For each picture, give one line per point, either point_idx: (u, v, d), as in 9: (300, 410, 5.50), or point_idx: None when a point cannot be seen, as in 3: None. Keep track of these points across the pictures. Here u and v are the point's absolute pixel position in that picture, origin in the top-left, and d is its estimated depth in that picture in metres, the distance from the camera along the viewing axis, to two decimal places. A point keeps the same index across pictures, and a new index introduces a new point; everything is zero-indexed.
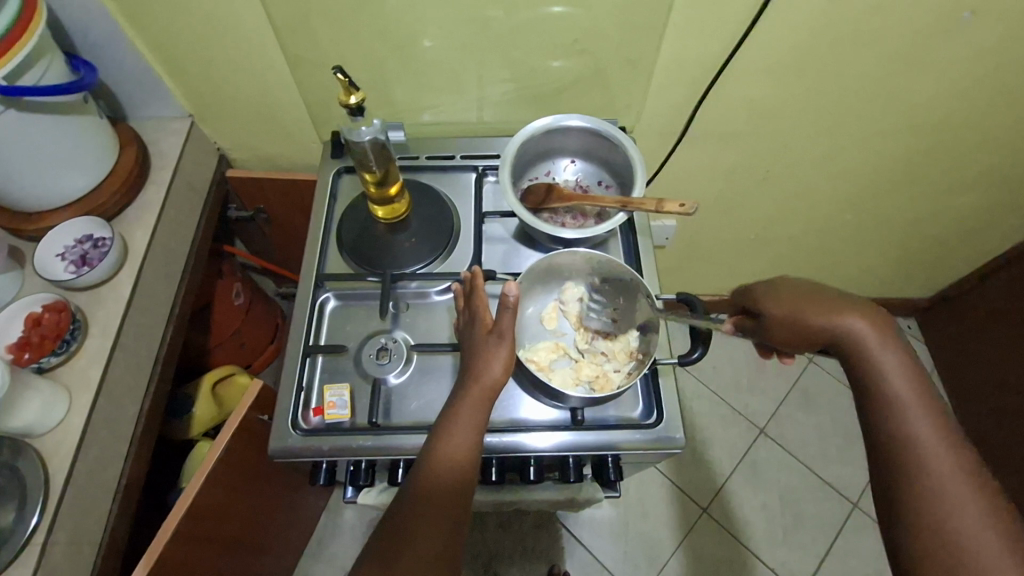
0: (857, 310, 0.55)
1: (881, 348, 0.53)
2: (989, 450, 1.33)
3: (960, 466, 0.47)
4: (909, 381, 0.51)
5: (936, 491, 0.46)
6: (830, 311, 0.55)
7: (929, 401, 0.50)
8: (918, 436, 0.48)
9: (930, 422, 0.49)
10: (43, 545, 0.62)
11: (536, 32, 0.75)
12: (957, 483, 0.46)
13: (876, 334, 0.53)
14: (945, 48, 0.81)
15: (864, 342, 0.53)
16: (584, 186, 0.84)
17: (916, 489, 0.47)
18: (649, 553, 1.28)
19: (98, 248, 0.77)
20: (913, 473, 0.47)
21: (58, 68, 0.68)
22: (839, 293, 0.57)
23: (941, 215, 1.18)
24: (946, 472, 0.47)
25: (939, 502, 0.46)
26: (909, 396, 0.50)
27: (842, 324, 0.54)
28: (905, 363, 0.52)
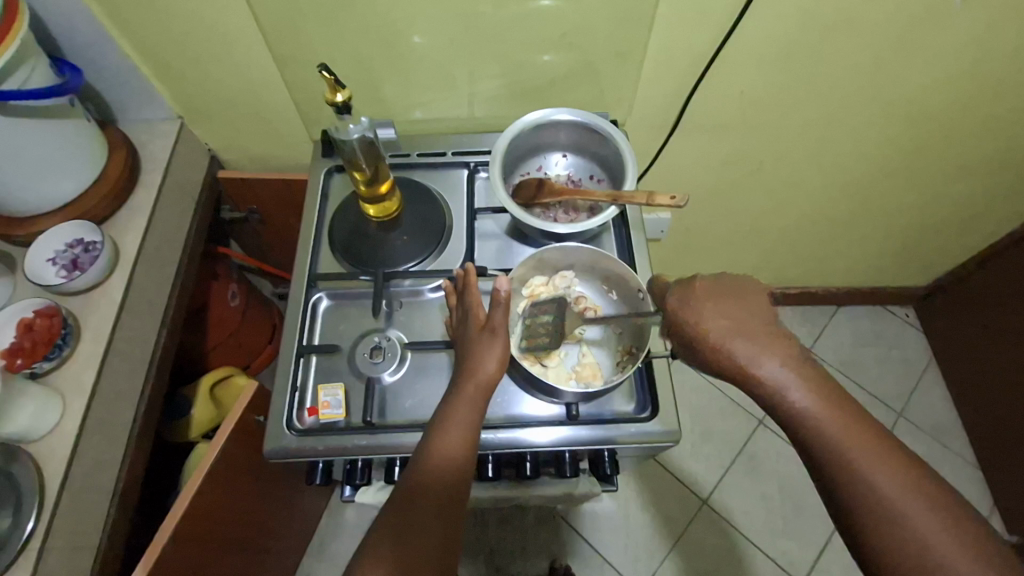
0: (769, 343, 0.50)
1: (802, 386, 0.48)
2: (988, 438, 1.33)
3: (913, 491, 0.44)
4: (835, 414, 0.47)
5: (901, 529, 0.44)
6: (746, 358, 0.49)
7: (858, 424, 0.47)
8: (864, 475, 0.45)
9: (870, 453, 0.46)
10: (40, 550, 0.62)
11: (525, 27, 0.74)
12: (914, 509, 0.44)
13: (793, 370, 0.49)
14: (937, 34, 0.81)
15: (785, 388, 0.48)
16: (576, 180, 0.83)
17: (883, 535, 0.44)
18: (649, 546, 1.28)
19: (88, 252, 0.77)
20: (875, 518, 0.44)
21: (42, 72, 0.67)
22: (746, 323, 0.50)
23: (936, 202, 1.18)
24: (903, 503, 0.44)
25: (908, 543, 0.43)
26: (841, 432, 0.47)
27: (757, 369, 0.49)
28: (823, 391, 0.48)
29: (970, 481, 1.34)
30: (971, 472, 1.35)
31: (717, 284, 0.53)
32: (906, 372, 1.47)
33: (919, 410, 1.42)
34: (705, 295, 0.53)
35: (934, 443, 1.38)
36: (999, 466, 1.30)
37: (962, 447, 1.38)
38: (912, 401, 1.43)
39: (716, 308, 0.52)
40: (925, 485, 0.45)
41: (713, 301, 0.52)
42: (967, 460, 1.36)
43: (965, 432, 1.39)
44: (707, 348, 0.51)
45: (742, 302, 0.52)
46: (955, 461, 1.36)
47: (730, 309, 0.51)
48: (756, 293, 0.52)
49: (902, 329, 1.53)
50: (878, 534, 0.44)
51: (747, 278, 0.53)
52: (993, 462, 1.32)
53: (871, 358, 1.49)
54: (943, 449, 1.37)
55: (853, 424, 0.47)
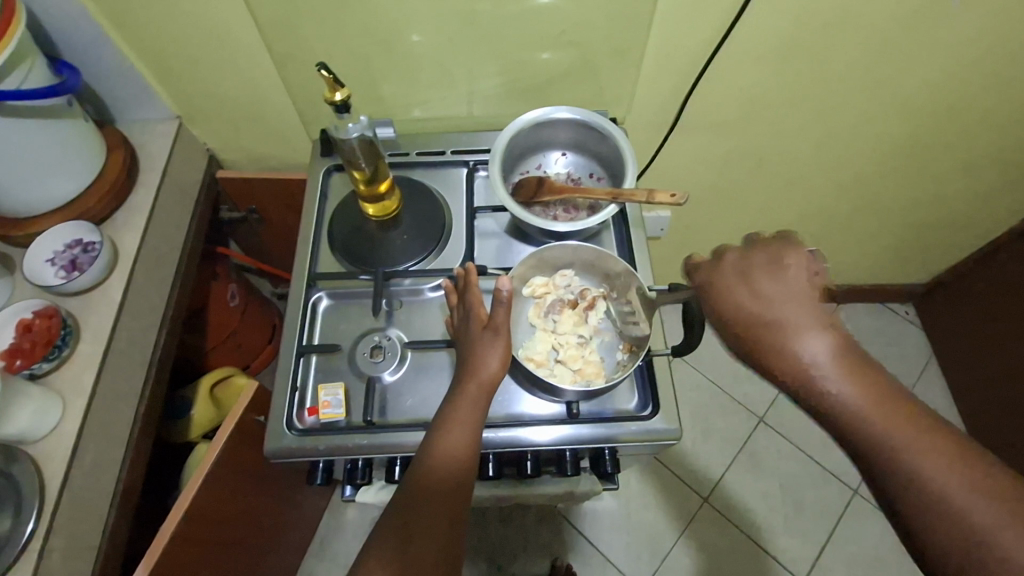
0: (805, 319, 0.45)
1: (843, 371, 0.43)
2: (988, 434, 1.33)
3: (975, 483, 0.39)
4: (882, 397, 0.42)
5: (960, 525, 0.38)
6: (777, 337, 0.45)
7: (909, 408, 0.42)
8: (915, 464, 0.40)
9: (924, 440, 0.41)
10: (40, 552, 0.62)
11: (524, 25, 0.74)
12: (980, 511, 0.38)
13: (834, 349, 0.44)
14: (937, 31, 0.81)
15: (823, 370, 0.43)
16: (576, 178, 0.83)
17: (937, 530, 0.39)
18: (650, 544, 1.29)
19: (87, 253, 0.76)
20: (928, 511, 0.39)
21: (40, 72, 0.67)
22: (782, 298, 0.46)
23: (936, 199, 1.18)
24: (962, 497, 0.39)
25: (968, 540, 0.38)
26: (889, 417, 0.41)
27: (791, 352, 0.44)
28: (868, 372, 0.43)
29: None
30: None
31: (748, 258, 0.50)
32: (906, 369, 1.47)
33: None
34: (734, 273, 0.50)
35: None
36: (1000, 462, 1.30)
37: None
38: (912, 398, 1.43)
39: (746, 285, 0.48)
40: (990, 477, 0.39)
41: (742, 278, 0.49)
42: None
43: (965, 428, 1.39)
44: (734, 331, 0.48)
45: (774, 281, 0.47)
46: None
47: (761, 285, 0.48)
48: (796, 263, 0.48)
49: (901, 326, 1.53)
50: (931, 528, 0.39)
51: (789, 247, 0.49)
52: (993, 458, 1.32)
53: (871, 355, 1.49)
54: None
55: (904, 408, 0.42)
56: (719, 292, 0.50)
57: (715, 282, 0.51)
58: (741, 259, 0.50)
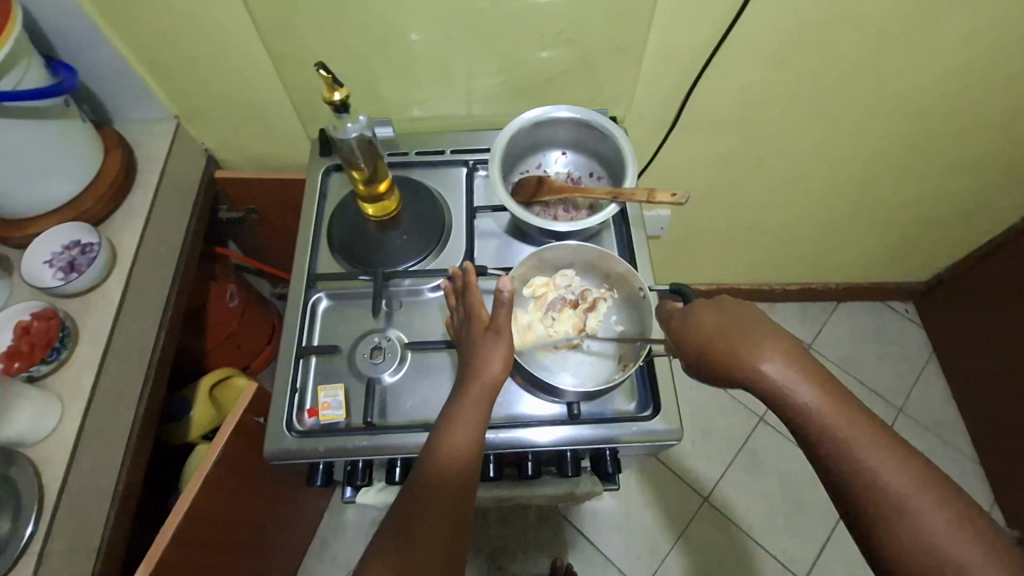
0: (772, 340, 0.49)
1: (806, 387, 0.48)
2: (988, 433, 1.33)
3: (919, 487, 0.45)
4: (840, 409, 0.47)
5: (905, 521, 0.44)
6: (748, 357, 0.49)
7: (862, 418, 0.47)
8: (868, 469, 0.45)
9: (876, 447, 0.46)
10: (40, 554, 0.62)
11: (523, 23, 0.74)
12: (923, 510, 0.44)
13: (798, 366, 0.48)
14: (938, 29, 0.80)
15: (789, 386, 0.48)
16: (576, 177, 0.82)
17: (888, 526, 0.44)
18: (651, 544, 1.28)
19: (85, 254, 0.76)
20: (880, 510, 0.45)
21: (37, 72, 0.66)
22: (751, 325, 0.50)
23: (936, 197, 1.18)
24: (908, 496, 0.44)
25: (913, 535, 0.43)
26: (847, 427, 0.47)
27: (760, 371, 0.49)
28: (829, 386, 0.48)
29: (971, 477, 1.34)
30: (972, 467, 1.35)
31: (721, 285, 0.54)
32: (906, 367, 1.47)
33: (919, 405, 1.42)
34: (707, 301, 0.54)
35: (935, 438, 1.38)
36: (1000, 461, 1.30)
37: (962, 442, 1.38)
38: (913, 396, 1.43)
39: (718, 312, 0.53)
40: (927, 477, 0.45)
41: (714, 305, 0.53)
42: (968, 456, 1.36)
43: (965, 427, 1.39)
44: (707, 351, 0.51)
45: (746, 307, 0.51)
46: (955, 456, 1.36)
47: (731, 311, 0.53)
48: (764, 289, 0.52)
49: (901, 324, 1.53)
50: (882, 525, 0.45)
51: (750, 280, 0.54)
52: (993, 457, 1.32)
53: (871, 353, 1.49)
54: (944, 444, 1.38)
55: (858, 418, 0.47)
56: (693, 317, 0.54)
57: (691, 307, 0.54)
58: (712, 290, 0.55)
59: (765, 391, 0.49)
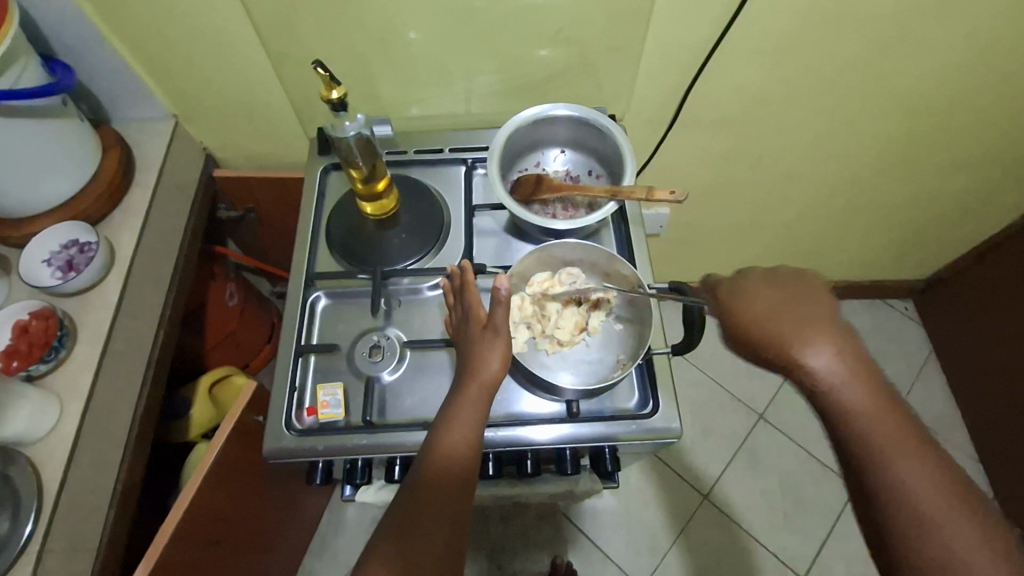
0: (824, 331, 0.48)
1: (850, 381, 0.46)
2: (988, 430, 1.33)
3: (948, 498, 0.43)
4: (882, 409, 0.46)
5: (932, 531, 0.42)
6: (798, 343, 0.48)
7: (899, 418, 0.46)
8: (901, 473, 0.44)
9: (913, 452, 0.44)
10: (39, 553, 0.62)
11: (522, 22, 0.74)
12: (949, 521, 0.42)
13: (846, 361, 0.47)
14: (938, 27, 0.80)
15: (835, 379, 0.47)
16: (575, 176, 0.82)
17: (911, 534, 0.43)
18: (651, 542, 1.29)
19: (84, 253, 0.76)
20: (907, 515, 0.43)
21: (34, 71, 0.66)
22: (802, 312, 0.49)
23: (936, 195, 1.18)
24: (937, 507, 0.43)
25: (940, 545, 0.42)
26: (885, 428, 0.45)
27: (805, 358, 0.47)
28: (874, 386, 0.47)
29: (971, 474, 1.34)
30: (972, 465, 1.35)
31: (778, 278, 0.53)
32: (905, 365, 1.47)
33: (919, 403, 1.42)
34: (761, 286, 0.53)
35: (934, 436, 1.38)
36: (1000, 458, 1.30)
37: (962, 440, 1.38)
38: (912, 394, 1.43)
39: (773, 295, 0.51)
40: (960, 492, 0.44)
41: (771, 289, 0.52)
42: (967, 453, 1.36)
43: (965, 425, 1.39)
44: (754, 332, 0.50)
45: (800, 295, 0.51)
46: (955, 454, 1.36)
47: (787, 295, 0.51)
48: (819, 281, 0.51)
49: (901, 322, 1.53)
50: (906, 531, 0.43)
51: (808, 273, 0.53)
52: (993, 454, 1.32)
53: (870, 351, 1.49)
54: (944, 442, 1.38)
55: (899, 423, 0.46)
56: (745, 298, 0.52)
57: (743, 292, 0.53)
58: (767, 276, 0.54)
59: (808, 379, 0.48)
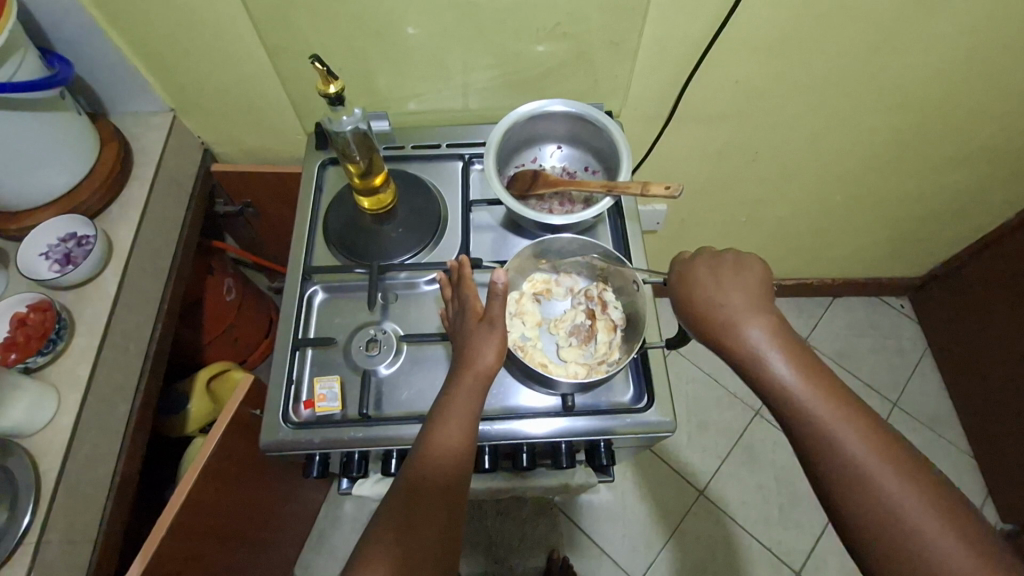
0: (756, 313, 0.52)
1: (783, 358, 0.50)
2: (983, 426, 1.34)
3: (893, 465, 0.45)
4: (819, 387, 0.48)
5: (877, 500, 0.45)
6: (732, 325, 0.52)
7: (837, 393, 0.48)
8: (848, 451, 0.46)
9: (851, 423, 0.47)
10: (37, 544, 0.62)
11: (520, 17, 0.74)
12: (894, 486, 0.45)
13: (777, 339, 0.51)
14: (932, 25, 0.81)
15: (768, 358, 0.50)
16: (570, 172, 0.83)
17: (859, 508, 0.45)
18: (646, 537, 1.29)
19: (82, 246, 0.76)
20: (853, 489, 0.45)
21: (33, 63, 0.66)
22: (737, 295, 0.53)
23: (931, 192, 1.18)
24: (883, 476, 0.45)
25: (887, 517, 0.44)
26: (823, 403, 0.48)
27: (742, 338, 0.51)
28: (808, 365, 0.50)
29: (965, 469, 1.35)
30: (966, 461, 1.36)
31: (720, 258, 0.56)
32: (900, 362, 1.48)
33: (914, 400, 1.43)
34: (707, 267, 0.55)
35: (929, 433, 1.39)
36: (994, 454, 1.31)
37: (955, 436, 1.39)
38: (906, 391, 1.44)
39: (714, 276, 0.54)
40: (909, 463, 0.46)
41: (715, 271, 0.55)
42: (961, 449, 1.37)
43: (960, 421, 1.40)
44: (693, 315, 0.54)
45: (740, 279, 0.54)
46: (948, 449, 1.37)
47: (724, 280, 0.54)
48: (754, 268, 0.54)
49: (896, 319, 1.53)
50: (854, 506, 0.45)
51: (753, 257, 0.55)
52: (987, 451, 1.33)
53: (866, 348, 1.49)
54: (938, 438, 1.38)
55: (835, 397, 0.48)
56: (686, 286, 0.55)
57: (686, 277, 0.56)
58: (713, 254, 0.56)
59: (747, 357, 0.51)
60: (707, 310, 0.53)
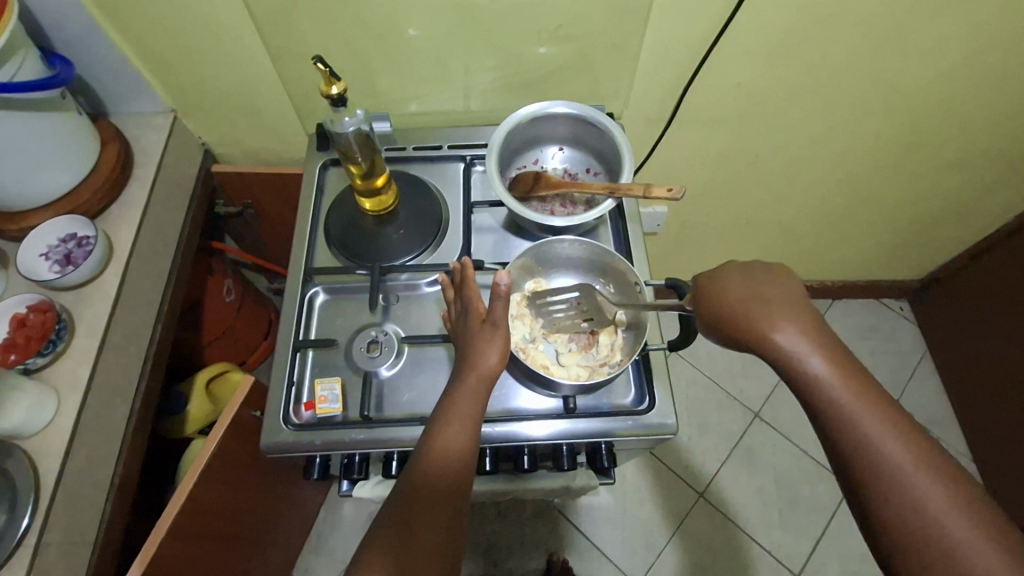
0: (789, 314, 0.51)
1: (818, 358, 0.49)
2: (982, 429, 1.34)
3: (927, 469, 0.45)
4: (853, 386, 0.48)
5: (908, 500, 0.44)
6: (765, 325, 0.51)
7: (871, 395, 0.48)
8: (880, 453, 0.45)
9: (884, 426, 0.46)
10: (36, 546, 0.62)
11: (522, 19, 0.74)
12: (928, 490, 0.44)
13: (813, 340, 0.50)
14: (932, 28, 0.81)
15: (802, 357, 0.49)
16: (572, 174, 0.83)
17: (890, 511, 0.44)
18: (646, 539, 1.29)
19: (82, 247, 0.76)
20: (884, 487, 0.45)
21: (34, 63, 0.66)
22: (770, 296, 0.52)
23: (931, 195, 1.18)
24: (916, 478, 0.44)
25: (919, 520, 0.43)
26: (859, 405, 0.47)
27: (775, 337, 0.50)
28: (843, 364, 0.49)
29: None
30: (965, 464, 1.36)
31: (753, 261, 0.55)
32: (899, 364, 1.48)
33: (913, 402, 1.43)
34: (739, 269, 0.55)
35: None
36: (993, 457, 1.31)
37: (955, 439, 1.39)
38: (905, 393, 1.44)
39: (749, 278, 0.54)
40: (943, 470, 0.45)
41: (747, 274, 0.54)
42: (960, 452, 1.37)
43: (959, 423, 1.40)
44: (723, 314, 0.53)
45: (773, 282, 0.53)
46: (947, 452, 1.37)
47: (758, 278, 0.54)
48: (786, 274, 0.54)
49: (895, 321, 1.54)
50: (886, 509, 0.44)
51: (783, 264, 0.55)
52: (986, 453, 1.33)
53: (865, 350, 1.50)
54: (938, 441, 1.38)
55: (869, 399, 0.47)
56: (717, 281, 0.55)
57: (720, 275, 0.55)
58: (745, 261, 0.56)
59: (779, 357, 0.50)
60: (738, 310, 0.52)
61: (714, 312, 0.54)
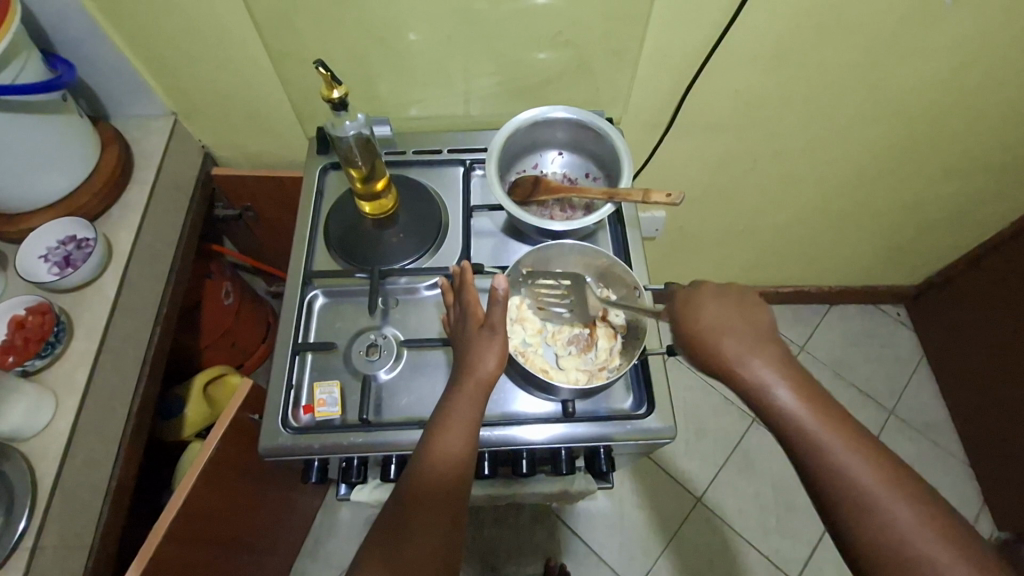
0: (758, 344, 0.51)
1: (788, 388, 0.49)
2: (978, 435, 1.34)
3: (898, 492, 0.45)
4: (822, 413, 0.49)
5: (880, 523, 0.45)
6: (736, 356, 0.51)
7: (839, 422, 0.48)
8: (853, 478, 0.46)
9: (854, 451, 0.47)
10: (33, 549, 0.62)
11: (521, 25, 0.74)
12: (900, 512, 0.45)
13: (781, 369, 0.50)
14: (928, 35, 0.81)
15: (772, 386, 0.50)
16: (571, 178, 0.83)
17: (865, 534, 0.45)
18: (644, 545, 1.29)
19: (81, 250, 0.76)
20: (858, 513, 0.46)
21: (37, 66, 0.66)
22: (739, 325, 0.52)
23: (927, 201, 1.19)
24: (888, 500, 0.45)
25: (893, 542, 0.44)
26: (829, 433, 0.48)
27: (746, 369, 0.50)
28: (813, 393, 0.50)
29: (960, 477, 1.35)
30: (962, 469, 1.36)
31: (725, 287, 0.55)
32: (896, 369, 1.48)
33: (910, 407, 1.44)
34: (711, 295, 0.54)
35: (926, 441, 1.39)
36: (989, 462, 1.32)
37: (951, 444, 1.39)
38: (903, 398, 1.45)
39: (721, 306, 0.53)
40: (914, 491, 0.46)
41: (719, 299, 0.54)
42: (957, 457, 1.38)
43: (955, 429, 1.41)
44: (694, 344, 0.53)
45: (744, 309, 0.53)
46: (944, 458, 1.38)
47: (730, 305, 0.53)
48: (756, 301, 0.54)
49: (892, 327, 1.54)
50: (861, 532, 0.45)
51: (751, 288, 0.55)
52: (982, 459, 1.33)
53: (862, 356, 1.50)
54: (935, 446, 1.39)
55: (839, 426, 0.48)
56: (690, 309, 0.54)
57: (689, 302, 0.55)
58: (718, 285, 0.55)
59: (750, 388, 0.50)
60: (708, 341, 0.52)
61: (684, 340, 0.54)
